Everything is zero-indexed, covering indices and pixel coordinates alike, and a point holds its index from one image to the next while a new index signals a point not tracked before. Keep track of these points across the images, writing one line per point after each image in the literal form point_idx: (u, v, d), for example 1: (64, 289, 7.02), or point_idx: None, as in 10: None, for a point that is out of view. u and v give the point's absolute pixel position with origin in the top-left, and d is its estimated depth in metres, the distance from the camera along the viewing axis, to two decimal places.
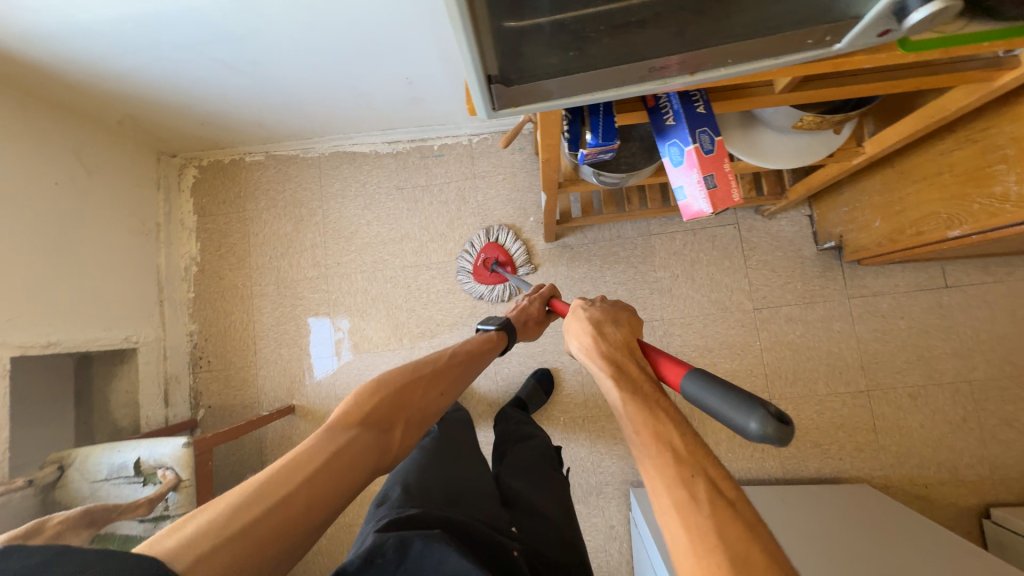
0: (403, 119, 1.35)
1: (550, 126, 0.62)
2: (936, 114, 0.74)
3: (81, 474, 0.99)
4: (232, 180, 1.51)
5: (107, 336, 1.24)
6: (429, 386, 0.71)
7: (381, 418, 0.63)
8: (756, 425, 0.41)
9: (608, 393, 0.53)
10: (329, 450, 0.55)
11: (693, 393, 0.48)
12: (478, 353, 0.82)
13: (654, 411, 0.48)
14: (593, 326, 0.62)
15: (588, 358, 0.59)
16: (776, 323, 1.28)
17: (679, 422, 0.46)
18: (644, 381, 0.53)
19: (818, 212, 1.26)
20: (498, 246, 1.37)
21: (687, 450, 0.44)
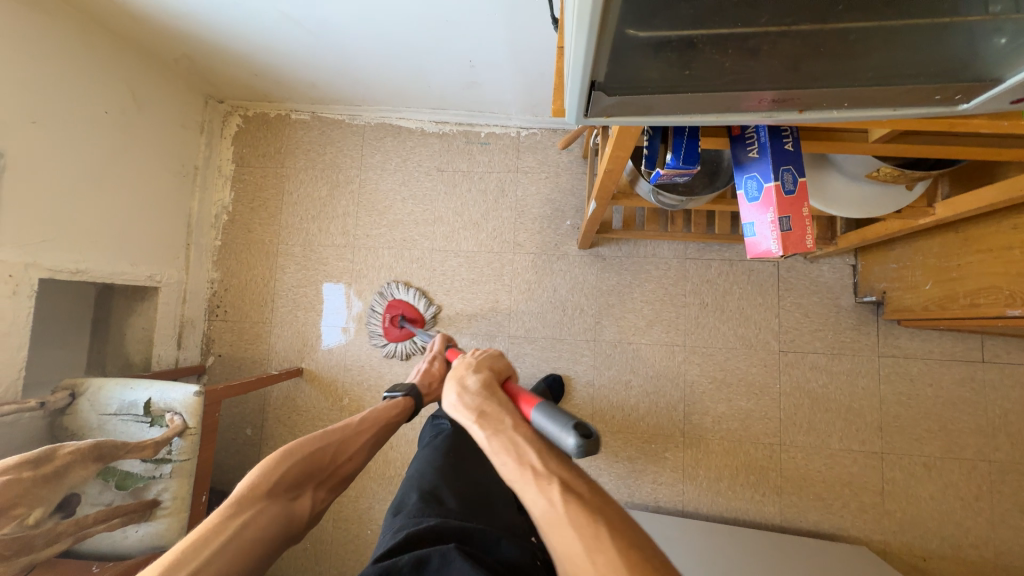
0: (456, 101, 1.32)
1: (629, 137, 0.60)
2: (1022, 188, 0.70)
3: (91, 405, 0.99)
4: (274, 135, 1.49)
5: (132, 271, 1.24)
6: (346, 446, 0.67)
7: (287, 488, 0.59)
8: (570, 443, 0.43)
9: (475, 434, 0.53)
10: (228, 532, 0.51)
11: (538, 424, 0.50)
12: (396, 416, 0.74)
13: (517, 442, 0.49)
14: (457, 380, 0.61)
15: (453, 411, 0.57)
16: (799, 368, 1.25)
17: (540, 447, 0.48)
18: (504, 413, 0.53)
19: (863, 263, 1.22)
20: (404, 302, 1.38)
21: (545, 466, 0.46)
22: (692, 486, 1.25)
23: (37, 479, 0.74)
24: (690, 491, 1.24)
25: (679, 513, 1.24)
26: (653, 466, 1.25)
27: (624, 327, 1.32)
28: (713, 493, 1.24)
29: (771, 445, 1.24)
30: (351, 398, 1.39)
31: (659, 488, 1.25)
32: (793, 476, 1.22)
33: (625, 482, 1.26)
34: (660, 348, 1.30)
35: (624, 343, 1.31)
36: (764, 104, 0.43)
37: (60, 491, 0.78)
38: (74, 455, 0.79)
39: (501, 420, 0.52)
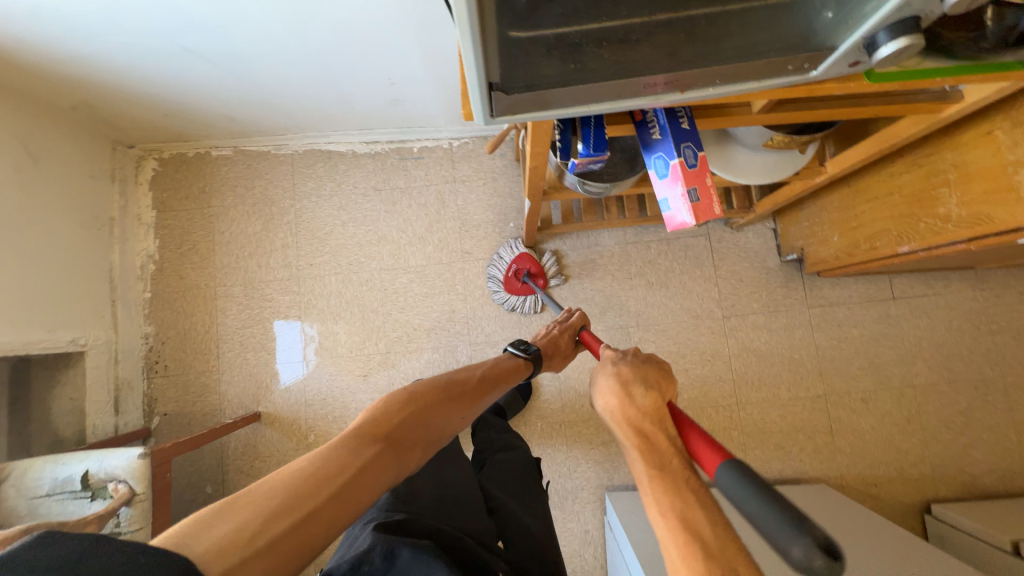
0: (383, 119, 1.33)
1: (541, 133, 0.63)
2: (889, 139, 0.81)
3: (17, 490, 0.90)
4: (196, 175, 1.43)
5: (50, 338, 1.14)
6: (456, 406, 0.70)
7: (409, 431, 0.61)
8: (800, 553, 0.34)
9: (633, 463, 0.51)
10: (355, 464, 0.52)
11: (727, 485, 0.42)
12: (502, 377, 0.82)
13: (683, 495, 0.45)
14: (621, 385, 0.60)
15: (613, 421, 0.57)
16: (743, 330, 1.34)
17: (710, 515, 0.44)
18: (674, 455, 0.50)
19: (781, 226, 1.34)
20: (532, 258, 1.34)
21: (721, 549, 0.41)
22: None
23: None
24: None
25: None
26: None
27: None
28: None
29: (729, 406, 1.31)
30: (317, 433, 1.34)
31: None
32: (753, 432, 1.30)
33: (603, 466, 1.30)
34: (616, 332, 1.35)
35: None
36: (655, 87, 0.48)
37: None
38: None
39: (670, 461, 0.49)
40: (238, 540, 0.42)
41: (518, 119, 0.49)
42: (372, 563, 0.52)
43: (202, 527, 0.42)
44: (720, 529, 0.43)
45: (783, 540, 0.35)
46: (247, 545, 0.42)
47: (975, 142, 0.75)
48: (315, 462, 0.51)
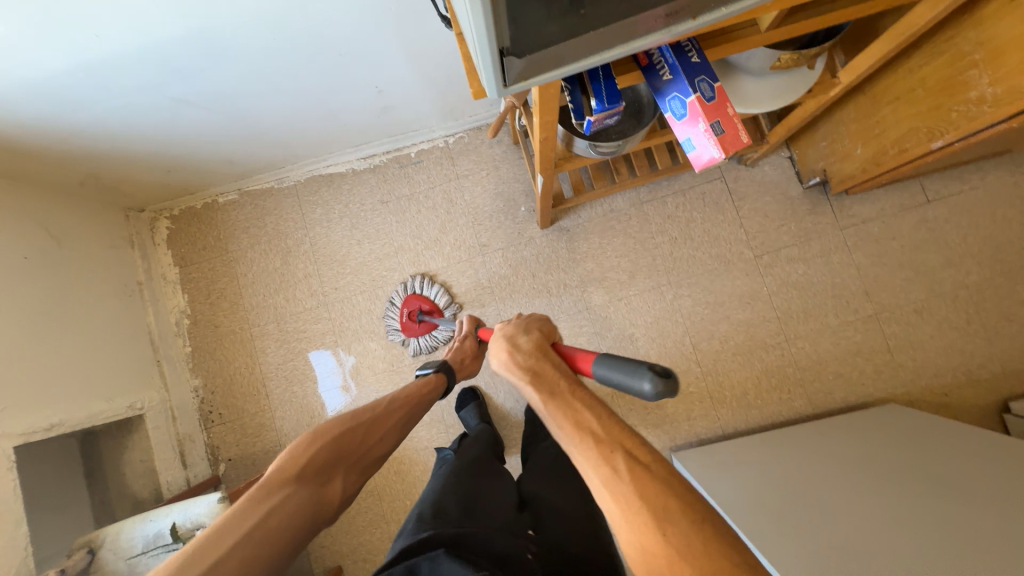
0: (377, 131, 1.33)
1: (550, 99, 0.62)
2: (905, 31, 0.77)
3: (114, 553, 0.93)
4: (208, 224, 1.45)
5: (110, 407, 1.18)
6: (372, 430, 0.74)
7: (320, 466, 0.66)
8: (649, 385, 0.49)
9: (530, 396, 0.59)
10: (255, 516, 0.57)
11: (602, 374, 0.57)
12: (418, 396, 0.84)
13: (572, 405, 0.54)
14: (508, 340, 0.67)
15: (507, 370, 0.64)
16: (778, 266, 1.31)
17: (595, 410, 0.53)
18: (560, 378, 0.59)
19: (797, 151, 1.30)
20: (419, 296, 1.37)
21: (606, 432, 0.51)
22: (725, 408, 1.28)
23: None
24: (724, 414, 1.27)
25: (722, 438, 1.27)
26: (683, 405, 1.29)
27: (610, 287, 1.35)
28: (745, 408, 1.28)
29: (780, 344, 1.28)
30: None
31: (695, 422, 1.28)
32: (808, 365, 1.27)
33: (663, 428, 1.29)
34: (648, 294, 1.33)
35: (615, 301, 1.34)
36: (660, 21, 0.46)
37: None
38: None
39: (557, 384, 0.58)
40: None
41: (531, 84, 0.49)
42: None
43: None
44: (604, 418, 0.52)
45: (638, 389, 0.51)
46: None
47: (1001, 12, 0.71)
48: (224, 514, 0.56)
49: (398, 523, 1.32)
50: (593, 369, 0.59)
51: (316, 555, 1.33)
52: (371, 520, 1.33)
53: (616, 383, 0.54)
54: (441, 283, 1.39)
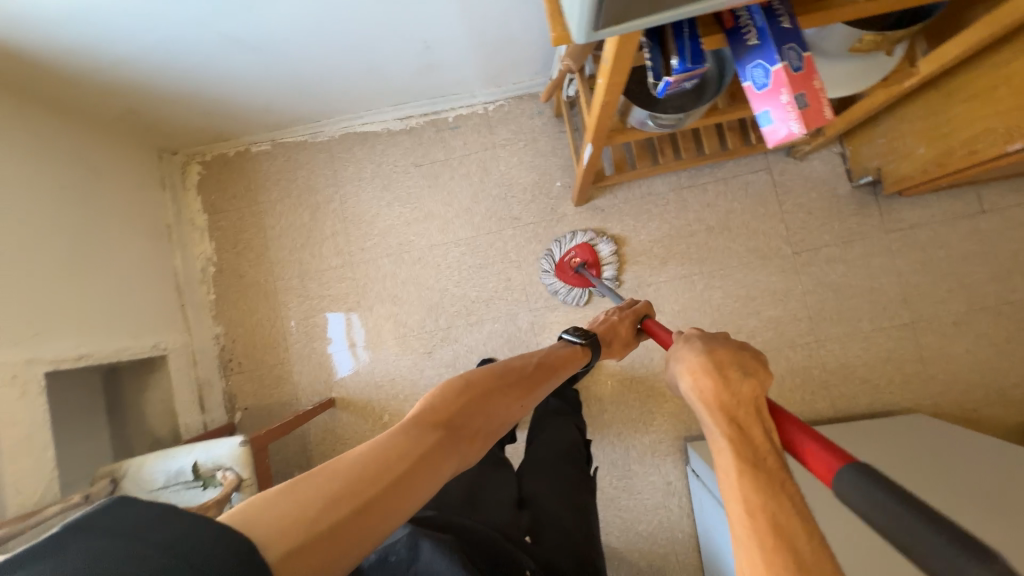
0: (416, 90, 1.29)
1: (624, 56, 0.59)
2: (1003, 20, 0.70)
3: (137, 484, 0.96)
4: (239, 173, 1.44)
5: (136, 344, 1.19)
6: (514, 391, 0.73)
7: (469, 413, 0.64)
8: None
9: (720, 452, 0.48)
10: (411, 454, 0.53)
11: (845, 492, 0.41)
12: (552, 370, 0.81)
13: (778, 498, 0.43)
14: (715, 363, 0.54)
15: (701, 400, 0.53)
16: (816, 265, 1.27)
17: (806, 526, 0.41)
18: (769, 454, 0.47)
19: (851, 148, 1.25)
20: (589, 248, 1.30)
21: (814, 559, 0.39)
22: None
23: None
24: None
25: None
26: None
27: (640, 271, 1.32)
28: None
29: (808, 344, 1.26)
30: (391, 412, 1.37)
31: None
32: (835, 368, 1.25)
33: (680, 418, 1.28)
34: (679, 282, 1.31)
35: (644, 286, 1.32)
36: None
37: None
38: None
39: (763, 458, 0.46)
40: (300, 520, 0.42)
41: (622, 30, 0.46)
42: (398, 555, 0.53)
43: (268, 501, 0.44)
44: (814, 543, 0.40)
45: (929, 558, 0.33)
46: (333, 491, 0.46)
47: None
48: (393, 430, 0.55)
49: None
50: (835, 483, 0.43)
51: None
52: None
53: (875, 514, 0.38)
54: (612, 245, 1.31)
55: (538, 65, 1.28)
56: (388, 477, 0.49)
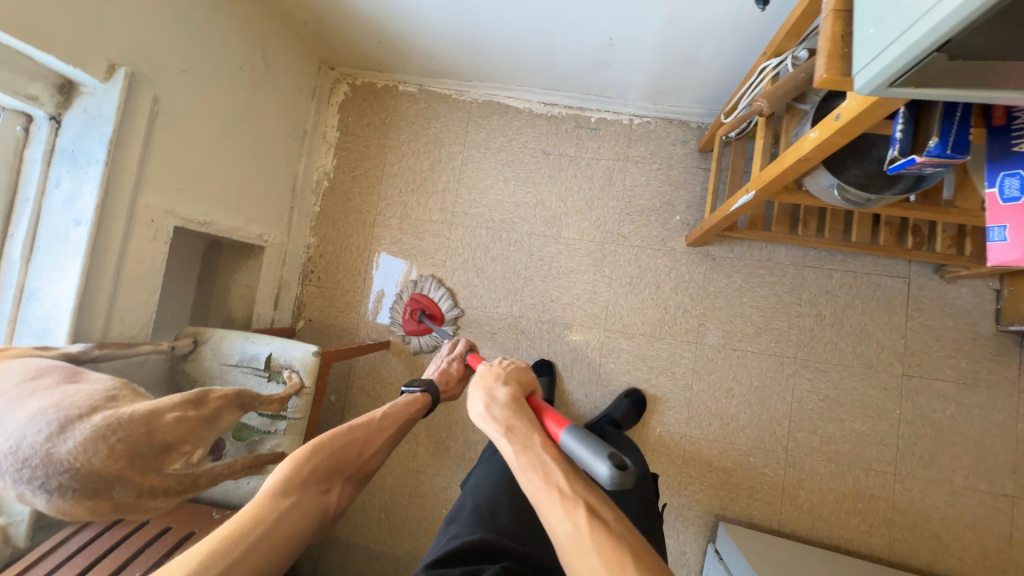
0: (576, 81, 1.29)
1: (862, 122, 0.56)
2: None
3: (213, 354, 1.01)
4: (380, 105, 1.49)
5: (246, 229, 1.26)
6: (369, 443, 0.75)
7: (321, 478, 0.67)
8: (604, 471, 0.47)
9: (503, 448, 0.59)
10: (257, 532, 0.56)
11: (569, 445, 0.54)
12: (405, 415, 0.84)
13: (544, 462, 0.56)
14: (486, 388, 0.67)
15: (481, 419, 0.64)
16: (925, 395, 1.16)
17: (566, 470, 0.55)
18: (532, 432, 0.60)
19: (1011, 289, 1.13)
20: (424, 297, 1.39)
21: (571, 489, 0.53)
22: (792, 506, 1.18)
23: (197, 419, 0.78)
24: (789, 512, 1.17)
25: (774, 533, 1.17)
26: (749, 481, 1.20)
27: (730, 332, 1.26)
28: (813, 517, 1.17)
29: (885, 473, 1.15)
30: None
31: (755, 504, 1.19)
32: (906, 510, 1.14)
33: (717, 493, 1.21)
34: (767, 358, 1.23)
35: (729, 349, 1.25)
36: None
37: (208, 436, 0.80)
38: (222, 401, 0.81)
39: (529, 437, 0.59)
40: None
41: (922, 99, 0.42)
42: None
43: None
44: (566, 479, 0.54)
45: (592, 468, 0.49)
46: None
47: None
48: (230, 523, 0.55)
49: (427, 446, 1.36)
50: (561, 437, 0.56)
51: None
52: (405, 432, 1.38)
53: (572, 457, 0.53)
54: (445, 286, 1.40)
55: (704, 95, 1.24)
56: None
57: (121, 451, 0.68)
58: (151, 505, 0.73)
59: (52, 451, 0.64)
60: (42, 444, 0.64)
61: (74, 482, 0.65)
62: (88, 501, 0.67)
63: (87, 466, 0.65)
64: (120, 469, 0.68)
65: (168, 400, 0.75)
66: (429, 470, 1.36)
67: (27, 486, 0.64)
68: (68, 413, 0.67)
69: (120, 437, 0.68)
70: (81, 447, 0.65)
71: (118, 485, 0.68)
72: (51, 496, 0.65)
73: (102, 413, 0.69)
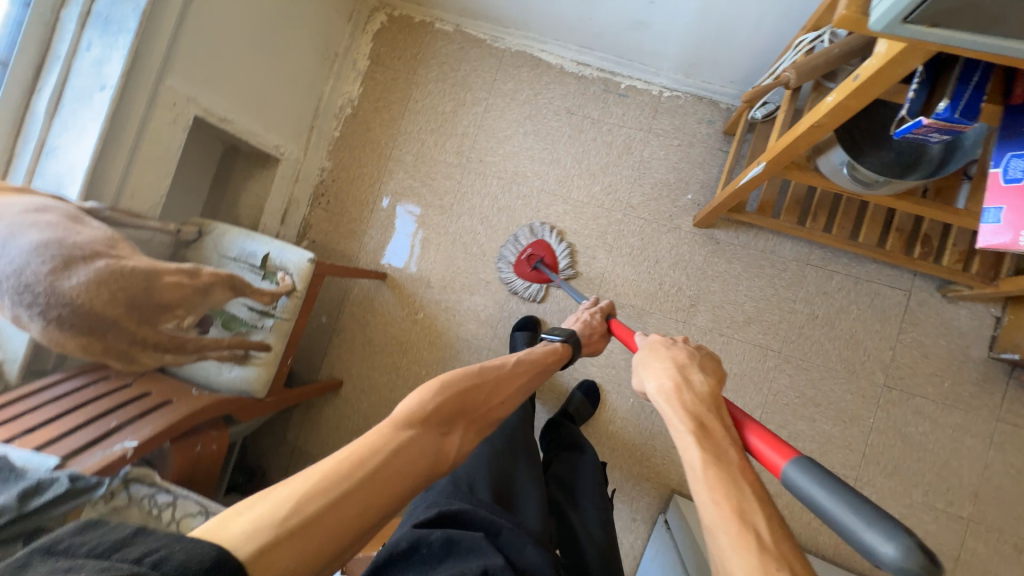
0: (613, 40, 1.27)
1: (872, 87, 0.57)
2: None
3: (214, 245, 1.05)
4: (414, 40, 1.48)
5: (263, 137, 1.28)
6: (495, 391, 0.70)
7: (444, 418, 0.61)
8: (891, 552, 0.37)
9: (685, 447, 0.50)
10: (376, 458, 0.51)
11: (798, 481, 0.46)
12: (534, 366, 0.80)
13: (740, 488, 0.45)
14: (677, 371, 0.59)
15: (665, 401, 0.56)
16: (901, 408, 1.16)
17: (770, 518, 0.43)
18: (729, 447, 0.50)
19: (1010, 317, 1.11)
20: (546, 245, 1.34)
21: (776, 545, 0.41)
22: None
23: (192, 289, 0.83)
24: None
25: None
26: None
27: (719, 317, 1.26)
28: None
29: (846, 477, 1.16)
30: (427, 313, 1.41)
31: None
32: None
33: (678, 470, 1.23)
34: (751, 348, 1.23)
35: (715, 333, 1.25)
36: None
37: (201, 307, 0.86)
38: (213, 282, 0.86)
39: (723, 450, 0.49)
40: (265, 525, 0.41)
41: (944, 40, 0.42)
42: (430, 547, 0.58)
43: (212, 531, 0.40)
44: (772, 527, 0.42)
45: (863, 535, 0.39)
46: (280, 526, 0.42)
47: None
48: (350, 446, 0.51)
49: (406, 379, 1.40)
50: (784, 468, 0.48)
51: (330, 359, 1.45)
52: (388, 363, 1.42)
53: (819, 511, 0.43)
54: (567, 241, 1.35)
55: (737, 74, 1.21)
56: (343, 501, 0.46)
57: (121, 299, 0.74)
58: (140, 356, 0.80)
59: (54, 283, 0.70)
60: (46, 275, 0.70)
61: (72, 317, 0.71)
62: (82, 337, 0.73)
63: (86, 304, 0.71)
64: (117, 315, 0.74)
65: (166, 264, 0.81)
66: None
67: (26, 310, 0.70)
68: (71, 252, 0.72)
69: (120, 286, 0.74)
70: (83, 287, 0.71)
71: (112, 330, 0.74)
72: (46, 325, 0.71)
73: (105, 261, 0.74)
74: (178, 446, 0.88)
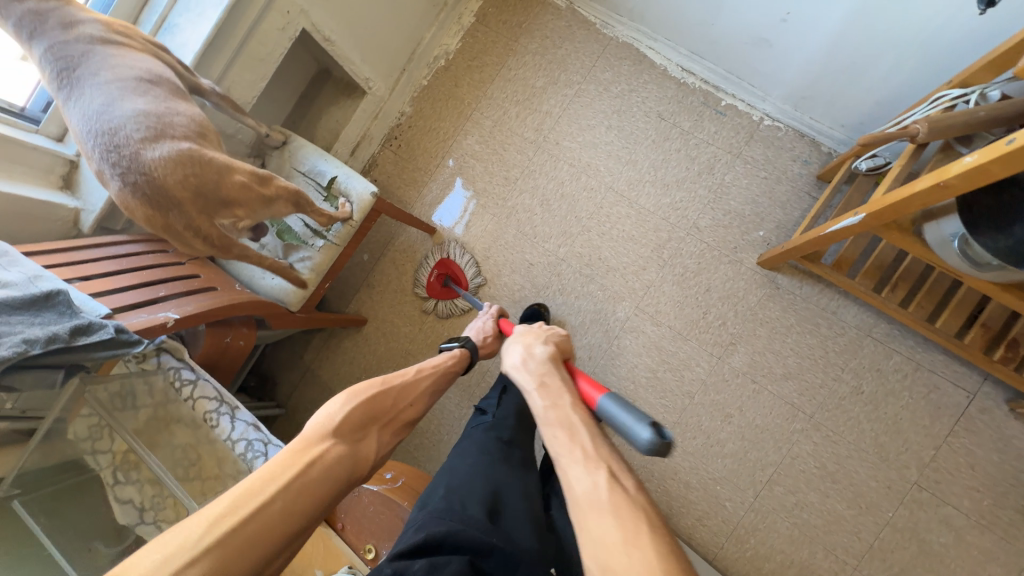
0: (728, 52, 1.20)
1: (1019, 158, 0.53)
2: None
3: (291, 157, 1.08)
4: (524, 7, 1.46)
5: (357, 67, 1.30)
6: (402, 397, 0.72)
7: (355, 427, 0.63)
8: (647, 437, 0.52)
9: (532, 400, 0.58)
10: (284, 478, 0.53)
11: (604, 408, 0.58)
12: (444, 369, 0.82)
13: (570, 419, 0.54)
14: (525, 347, 0.68)
15: (516, 373, 0.64)
16: (926, 512, 1.08)
17: (593, 434, 0.53)
18: (565, 391, 0.58)
19: None
20: (450, 262, 1.40)
21: (597, 452, 0.50)
22: (734, 546, 1.15)
23: (261, 199, 0.87)
24: (731, 550, 1.14)
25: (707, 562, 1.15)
26: (706, 505, 1.17)
27: (756, 364, 1.20)
28: (750, 567, 1.13)
29: (844, 564, 1.09)
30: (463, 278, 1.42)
31: (700, 528, 1.17)
32: None
33: (670, 503, 1.19)
34: (781, 404, 1.17)
35: (747, 379, 1.20)
36: None
37: (260, 214, 0.89)
38: (280, 192, 0.89)
39: (560, 395, 0.58)
40: (175, 552, 0.46)
41: None
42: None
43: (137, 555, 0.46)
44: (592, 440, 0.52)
45: (636, 436, 0.54)
46: (195, 549, 0.46)
47: None
48: (259, 470, 0.54)
49: (426, 336, 1.41)
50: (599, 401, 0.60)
51: (360, 296, 1.49)
52: (414, 315, 1.44)
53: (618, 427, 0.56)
54: (472, 254, 1.41)
55: (851, 119, 1.13)
56: (257, 520, 0.50)
57: (190, 184, 0.78)
58: (190, 241, 0.84)
59: (140, 151, 0.75)
60: (136, 141, 0.75)
61: (144, 186, 0.76)
62: (148, 210, 0.78)
63: (159, 180, 0.76)
64: (184, 199, 0.78)
65: (241, 163, 0.84)
66: (419, 358, 1.41)
67: (109, 166, 0.76)
68: (163, 129, 0.78)
69: (195, 173, 0.78)
70: (163, 162, 0.76)
71: (174, 211, 0.79)
72: (121, 187, 0.77)
73: (189, 145, 0.79)
74: (211, 332, 0.92)
